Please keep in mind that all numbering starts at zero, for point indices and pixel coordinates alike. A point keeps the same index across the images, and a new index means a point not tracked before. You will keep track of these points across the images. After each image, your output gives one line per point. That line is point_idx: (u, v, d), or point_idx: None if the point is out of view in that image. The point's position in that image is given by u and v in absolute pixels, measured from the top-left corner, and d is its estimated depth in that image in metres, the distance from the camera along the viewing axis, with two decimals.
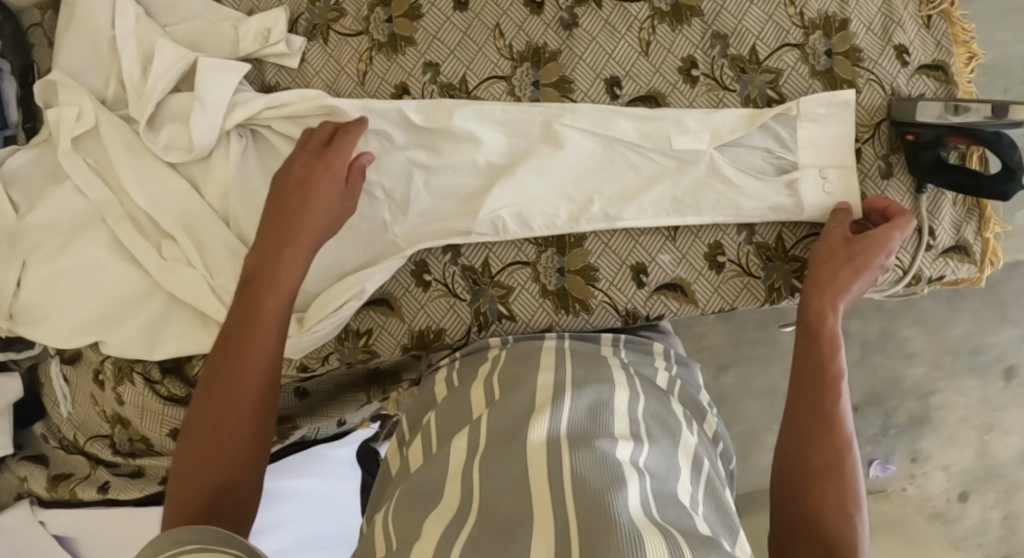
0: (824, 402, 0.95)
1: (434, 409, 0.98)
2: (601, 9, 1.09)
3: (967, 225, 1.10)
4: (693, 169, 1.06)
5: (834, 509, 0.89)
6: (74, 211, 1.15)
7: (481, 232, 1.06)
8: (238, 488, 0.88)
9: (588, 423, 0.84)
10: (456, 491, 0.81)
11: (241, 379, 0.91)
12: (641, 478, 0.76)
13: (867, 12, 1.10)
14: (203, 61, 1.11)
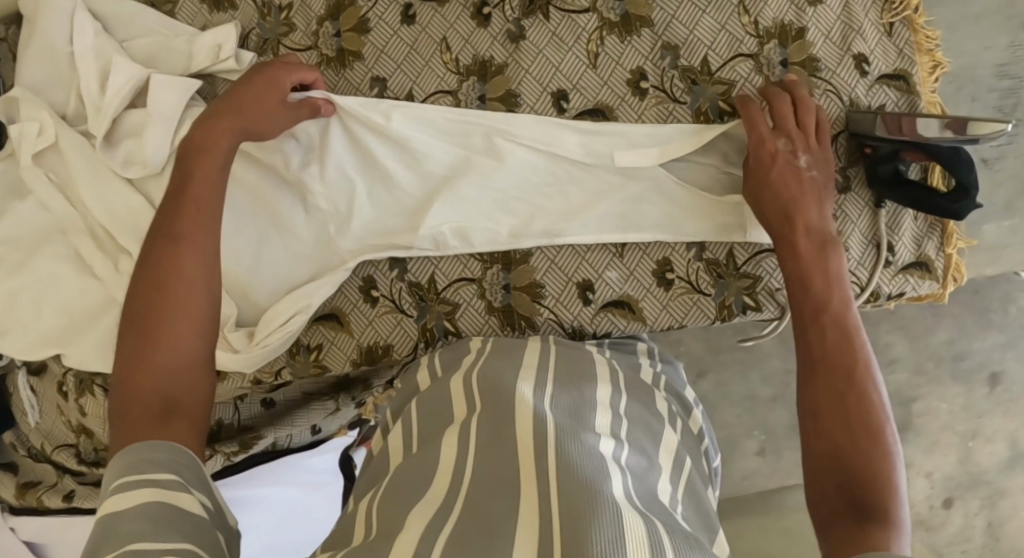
0: (826, 325, 0.92)
1: (415, 398, 1.00)
2: (548, 21, 1.08)
3: (929, 240, 1.06)
4: (637, 184, 1.04)
5: (883, 486, 0.80)
6: (38, 226, 1.19)
7: (423, 247, 1.07)
8: (182, 400, 0.87)
9: (571, 416, 0.86)
10: (389, 506, 0.80)
11: (177, 282, 0.92)
12: (623, 475, 0.79)
13: (825, 19, 1.07)
14: (156, 78, 1.14)
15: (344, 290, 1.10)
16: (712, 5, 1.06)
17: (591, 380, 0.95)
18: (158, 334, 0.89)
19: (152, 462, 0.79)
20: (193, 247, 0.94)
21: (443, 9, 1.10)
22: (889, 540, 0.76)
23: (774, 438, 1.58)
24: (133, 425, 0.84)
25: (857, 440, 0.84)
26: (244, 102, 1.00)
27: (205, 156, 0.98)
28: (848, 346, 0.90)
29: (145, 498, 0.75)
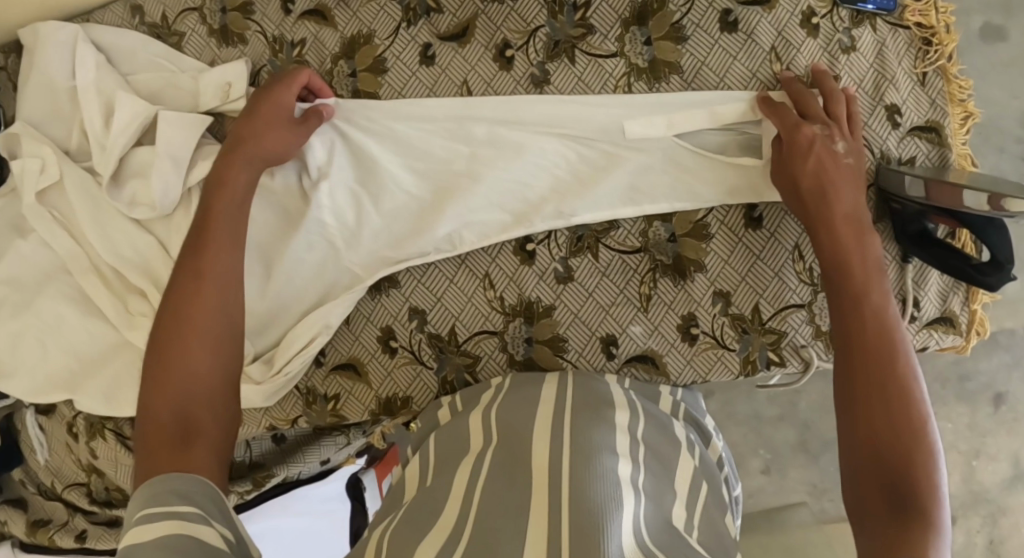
0: (865, 317, 0.88)
1: (435, 430, 1.01)
2: (574, 65, 1.04)
3: (954, 296, 1.06)
4: (650, 157, 1.02)
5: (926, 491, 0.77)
6: (40, 264, 1.15)
7: (439, 248, 1.06)
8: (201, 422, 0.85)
9: (586, 446, 0.87)
10: (398, 540, 0.80)
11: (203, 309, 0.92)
12: (636, 499, 0.82)
13: (857, 68, 1.04)
14: (162, 117, 1.10)
15: (362, 340, 1.09)
16: (744, 51, 1.03)
17: (610, 406, 0.96)
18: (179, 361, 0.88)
19: (178, 493, 0.74)
20: (213, 275, 0.95)
21: (463, 50, 1.07)
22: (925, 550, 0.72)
23: (780, 458, 1.57)
24: (150, 450, 0.81)
25: (899, 441, 0.80)
26: (260, 125, 1.00)
27: (224, 181, 0.99)
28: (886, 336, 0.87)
29: (163, 533, 0.70)
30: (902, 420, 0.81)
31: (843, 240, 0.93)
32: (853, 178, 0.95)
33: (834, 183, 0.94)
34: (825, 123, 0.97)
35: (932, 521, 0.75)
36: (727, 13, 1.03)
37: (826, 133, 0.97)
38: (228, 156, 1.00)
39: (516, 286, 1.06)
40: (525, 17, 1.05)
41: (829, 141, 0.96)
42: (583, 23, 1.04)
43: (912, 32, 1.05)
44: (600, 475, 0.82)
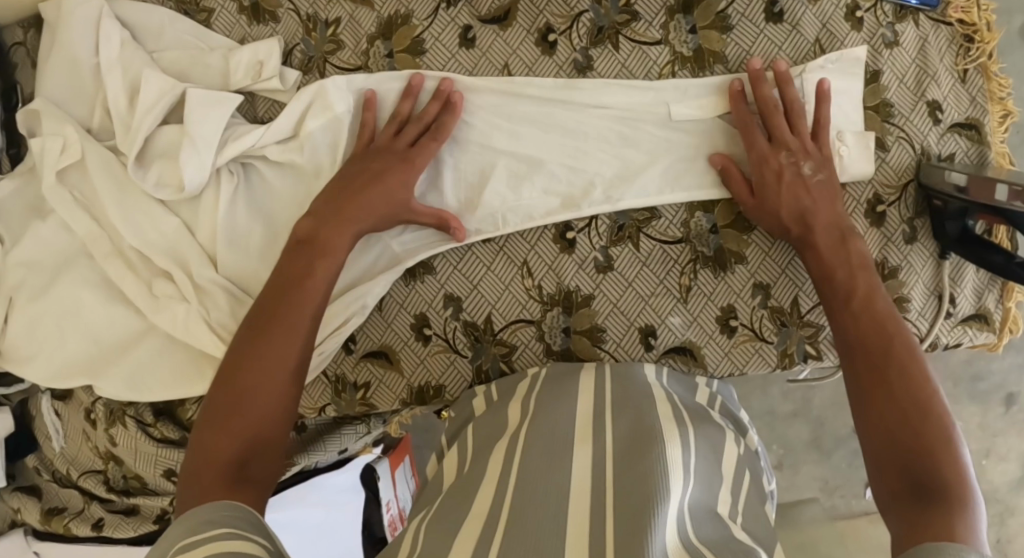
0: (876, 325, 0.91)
1: (471, 423, 1.00)
2: (617, 52, 1.05)
3: (988, 293, 1.06)
4: (694, 137, 1.03)
5: (951, 471, 0.77)
6: (61, 246, 1.13)
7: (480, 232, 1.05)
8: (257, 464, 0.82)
9: (632, 443, 0.87)
10: (432, 530, 0.80)
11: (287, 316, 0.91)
12: (684, 485, 0.80)
13: (900, 62, 1.05)
14: (191, 96, 1.08)
15: (394, 327, 1.07)
16: (790, 42, 1.04)
17: (649, 400, 0.95)
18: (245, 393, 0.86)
19: (212, 522, 0.71)
20: (296, 323, 0.91)
21: (505, 33, 1.06)
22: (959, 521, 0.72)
23: (792, 453, 1.56)
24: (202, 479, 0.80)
25: (920, 428, 0.81)
26: (383, 169, 1.00)
27: (322, 250, 0.97)
28: (892, 333, 0.89)
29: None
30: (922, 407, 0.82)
31: (836, 252, 0.96)
32: (827, 191, 0.98)
33: (811, 203, 0.98)
34: (791, 149, 0.98)
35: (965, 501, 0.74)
36: (773, 3, 1.04)
37: (789, 158, 0.98)
38: (330, 204, 0.99)
39: (555, 275, 1.05)
40: (568, 1, 1.05)
41: (794, 169, 0.98)
42: (628, 9, 1.05)
43: (954, 29, 1.05)
44: (645, 467, 0.81)
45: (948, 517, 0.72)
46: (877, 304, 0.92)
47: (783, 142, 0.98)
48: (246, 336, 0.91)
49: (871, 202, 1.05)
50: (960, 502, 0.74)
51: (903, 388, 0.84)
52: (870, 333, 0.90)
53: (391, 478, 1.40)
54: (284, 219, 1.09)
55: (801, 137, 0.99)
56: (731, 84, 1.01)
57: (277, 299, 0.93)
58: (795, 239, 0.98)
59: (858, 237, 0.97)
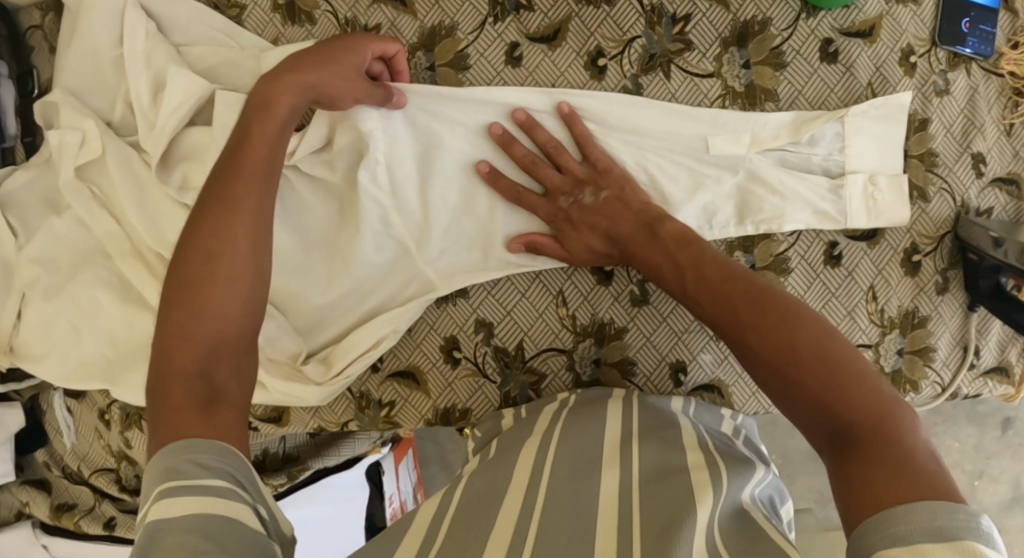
0: (731, 289, 0.84)
1: (498, 437, 0.99)
2: (669, 81, 1.03)
3: (1012, 346, 1.07)
4: (733, 177, 1.03)
5: (867, 400, 0.72)
6: (76, 244, 1.11)
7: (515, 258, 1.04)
8: (221, 381, 0.76)
9: (659, 471, 0.87)
10: (458, 535, 0.80)
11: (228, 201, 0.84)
12: (715, 505, 0.80)
13: (948, 112, 1.04)
14: (220, 98, 1.03)
15: (423, 348, 1.07)
16: (842, 84, 1.03)
17: (675, 429, 0.95)
18: (198, 307, 0.78)
19: (195, 463, 0.68)
20: (243, 209, 0.84)
21: (554, 53, 1.03)
22: (890, 460, 0.67)
23: (789, 464, 1.59)
24: (173, 413, 0.72)
25: (811, 367, 0.75)
26: (276, 83, 0.92)
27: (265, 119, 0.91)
28: (745, 289, 0.83)
29: (183, 513, 0.64)
30: (810, 350, 0.76)
31: (654, 248, 0.94)
32: (619, 204, 0.98)
33: (609, 223, 0.98)
34: (568, 188, 0.99)
35: (895, 429, 0.70)
36: (828, 42, 1.02)
37: (567, 200, 0.99)
38: (248, 122, 0.91)
39: (589, 306, 1.05)
40: (621, 25, 1.02)
41: (577, 206, 0.99)
42: (682, 38, 1.02)
43: (1004, 81, 1.04)
44: (671, 493, 0.82)
45: (877, 456, 0.68)
46: (711, 266, 0.88)
47: (555, 188, 0.99)
48: (174, 265, 0.82)
49: (908, 250, 1.05)
50: (892, 433, 0.70)
51: (777, 339, 0.78)
52: (720, 298, 0.84)
53: (395, 472, 1.46)
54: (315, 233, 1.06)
55: (570, 175, 1.00)
56: (479, 166, 1.01)
57: (213, 205, 0.84)
58: (620, 260, 0.99)
59: (667, 221, 0.95)
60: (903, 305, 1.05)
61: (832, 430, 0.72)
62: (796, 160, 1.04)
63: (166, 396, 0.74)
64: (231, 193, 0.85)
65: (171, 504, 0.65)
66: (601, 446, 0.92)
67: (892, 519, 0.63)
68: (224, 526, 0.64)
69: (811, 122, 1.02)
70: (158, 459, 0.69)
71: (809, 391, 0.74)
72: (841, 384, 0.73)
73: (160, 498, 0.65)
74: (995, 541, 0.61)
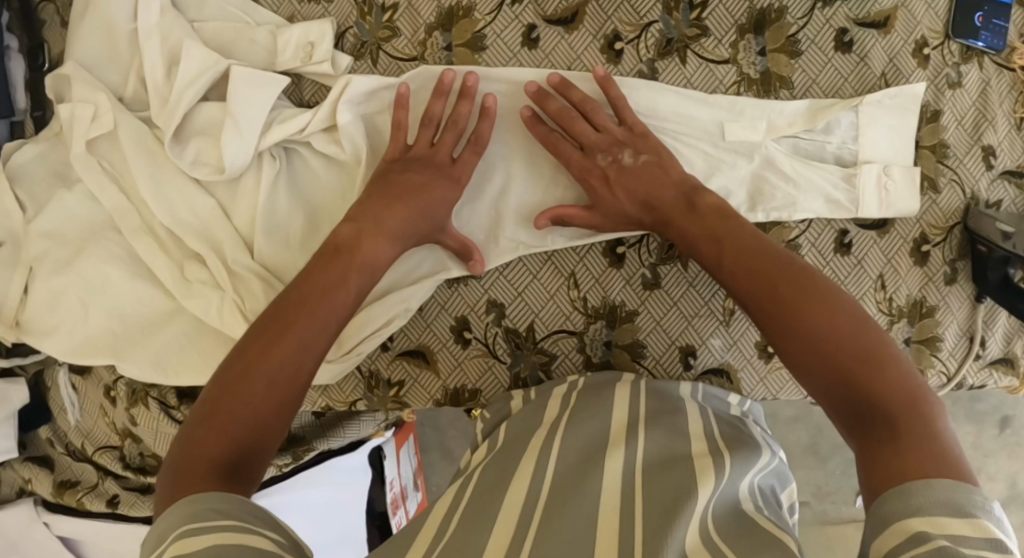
0: (770, 265, 0.86)
1: (505, 420, 1.00)
2: (684, 66, 1.03)
3: (1018, 338, 1.08)
4: (747, 163, 1.03)
5: (900, 386, 0.74)
6: (85, 218, 1.10)
7: (526, 238, 1.04)
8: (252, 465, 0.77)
9: (667, 456, 0.88)
10: (473, 519, 0.80)
11: (322, 292, 0.88)
12: (716, 491, 0.81)
13: (960, 104, 1.05)
14: (235, 74, 1.03)
15: (433, 328, 1.06)
16: (856, 74, 1.04)
17: (682, 414, 0.96)
18: (254, 382, 0.80)
19: (212, 510, 0.70)
20: (334, 302, 0.88)
21: (570, 36, 1.03)
22: (921, 442, 0.69)
23: (791, 457, 1.60)
24: (195, 472, 0.75)
25: (842, 345, 0.77)
26: (430, 184, 0.99)
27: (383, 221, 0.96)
28: (785, 267, 0.85)
29: (206, 545, 0.67)
30: (847, 333, 0.78)
31: (691, 221, 0.94)
32: (658, 167, 0.97)
33: (649, 188, 0.97)
34: (605, 148, 0.99)
35: (928, 417, 0.71)
36: (844, 32, 1.03)
37: (604, 158, 0.99)
38: (372, 213, 0.96)
39: (601, 289, 1.05)
40: (638, 10, 1.03)
41: (615, 164, 0.98)
42: (699, 24, 1.03)
43: (1016, 75, 1.05)
44: (678, 478, 0.83)
45: (902, 437, 0.70)
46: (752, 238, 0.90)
47: (593, 146, 0.99)
48: (255, 333, 0.84)
49: (918, 241, 1.06)
50: (922, 420, 0.71)
51: (820, 319, 0.79)
52: (755, 274, 0.86)
53: (397, 457, 1.46)
54: (327, 211, 1.07)
55: (608, 133, 0.99)
56: (521, 110, 1.00)
57: (309, 289, 0.88)
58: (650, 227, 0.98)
59: (706, 192, 0.95)
60: (912, 295, 1.06)
61: (857, 408, 0.74)
62: (810, 147, 1.05)
63: (198, 446, 0.77)
64: (323, 280, 0.90)
65: (195, 541, 0.67)
66: (607, 431, 0.93)
67: (913, 495, 0.64)
68: (254, 556, 0.66)
69: (826, 111, 1.02)
70: (175, 507, 0.71)
71: (845, 371, 0.76)
72: (876, 369, 0.75)
73: (183, 537, 0.68)
74: (1003, 525, 0.63)
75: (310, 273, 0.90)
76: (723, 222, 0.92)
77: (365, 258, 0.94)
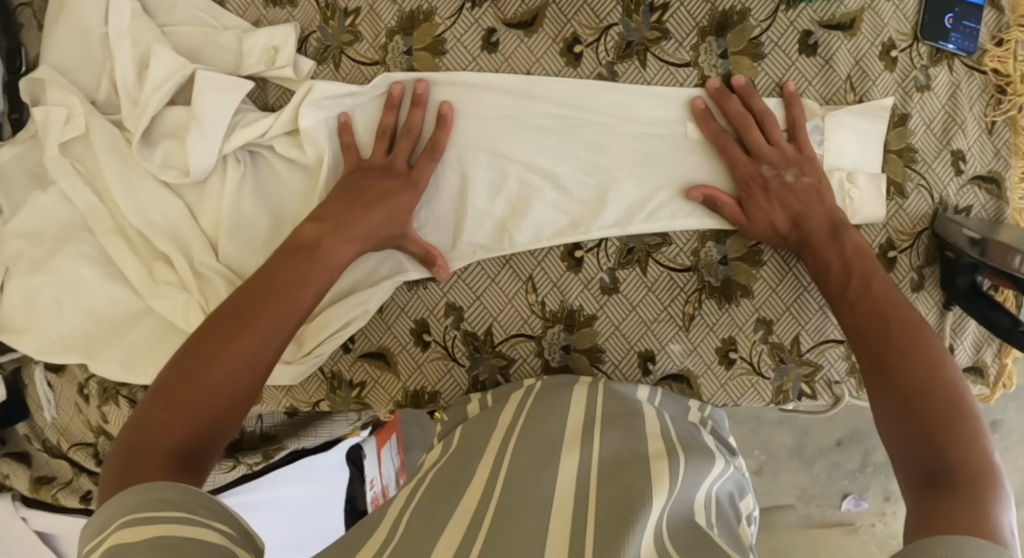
0: (891, 317, 0.89)
1: (463, 424, 1.00)
2: (644, 69, 1.03)
3: (987, 347, 1.06)
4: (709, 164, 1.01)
5: (972, 454, 0.74)
6: (59, 219, 1.12)
7: (481, 240, 1.04)
8: (206, 455, 0.78)
9: (620, 457, 0.87)
10: (421, 519, 0.80)
11: (287, 289, 0.90)
12: (668, 498, 0.80)
13: (929, 107, 1.03)
14: (201, 77, 1.04)
15: (393, 330, 1.07)
16: (820, 77, 1.02)
17: (639, 418, 0.96)
18: (207, 373, 0.81)
19: (159, 499, 0.70)
20: (294, 297, 0.90)
21: (530, 39, 1.03)
22: (977, 507, 0.69)
23: (773, 460, 1.58)
24: (144, 461, 0.75)
25: (937, 414, 0.79)
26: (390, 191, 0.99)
27: (346, 223, 0.97)
28: (896, 320, 0.88)
29: (147, 535, 0.66)
30: (938, 396, 0.80)
31: (831, 249, 0.95)
32: (815, 194, 0.97)
33: (802, 208, 0.97)
34: (772, 163, 0.97)
35: (989, 485, 0.72)
36: (808, 34, 1.01)
37: (770, 169, 0.98)
38: (337, 216, 0.97)
39: (560, 293, 1.05)
40: (598, 12, 1.02)
41: (776, 180, 0.97)
42: (660, 27, 1.02)
43: (988, 78, 1.03)
44: (632, 477, 0.82)
45: (964, 503, 0.70)
46: (876, 289, 0.92)
47: (762, 156, 0.98)
48: (218, 324, 0.86)
49: (883, 247, 1.04)
50: (983, 486, 0.71)
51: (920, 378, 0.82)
52: (875, 322, 0.89)
53: (377, 456, 1.47)
54: (290, 213, 1.07)
55: (778, 148, 0.98)
56: (696, 101, 1.00)
57: (271, 285, 0.90)
58: (793, 246, 0.98)
59: (854, 229, 0.96)
60: None
61: (932, 471, 0.75)
62: None
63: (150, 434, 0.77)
64: (286, 273, 0.92)
65: (137, 531, 0.67)
66: (563, 432, 0.93)
67: (937, 543, 0.63)
68: (191, 543, 0.66)
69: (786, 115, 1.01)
70: (118, 496, 0.71)
71: (927, 427, 0.78)
72: (953, 434, 0.76)
73: (125, 527, 0.67)
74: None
75: (276, 266, 0.92)
76: (862, 261, 0.94)
77: (326, 258, 0.94)
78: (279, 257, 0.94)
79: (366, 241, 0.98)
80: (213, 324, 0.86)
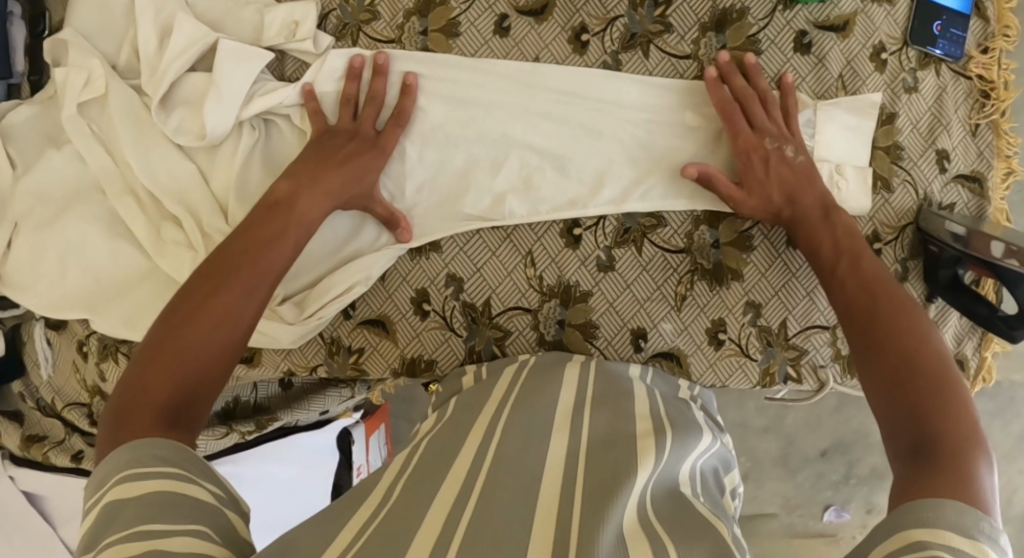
0: (877, 295, 0.92)
1: (457, 394, 1.03)
2: (647, 59, 1.07)
3: (968, 340, 1.10)
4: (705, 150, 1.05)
5: (956, 420, 0.76)
6: (71, 179, 1.15)
7: (483, 213, 1.08)
8: (197, 409, 0.79)
9: (609, 432, 0.89)
10: (420, 472, 0.82)
11: (265, 249, 0.92)
12: (653, 471, 0.81)
13: (916, 108, 1.08)
14: (222, 46, 1.08)
15: (394, 298, 1.10)
16: (813, 74, 1.07)
17: (629, 397, 0.98)
18: (189, 328, 0.83)
19: (154, 456, 0.71)
20: (271, 257, 0.92)
21: (540, 26, 1.08)
22: (959, 467, 0.71)
23: (759, 467, 1.59)
24: (136, 415, 0.76)
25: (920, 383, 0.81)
26: (356, 156, 1.03)
27: (318, 181, 1.00)
28: (882, 297, 0.91)
29: (148, 492, 0.68)
30: (922, 366, 0.82)
31: (824, 230, 1.00)
32: (810, 174, 1.02)
33: (796, 187, 1.01)
34: (774, 136, 1.02)
35: (973, 448, 0.73)
36: (803, 34, 1.07)
37: (772, 143, 1.01)
38: (305, 178, 1.00)
39: (557, 268, 1.09)
40: (606, 4, 1.08)
41: (778, 153, 1.01)
42: (663, 20, 1.07)
43: (973, 83, 1.09)
44: (622, 449, 0.84)
45: (946, 464, 0.71)
46: (866, 269, 0.95)
47: (766, 129, 1.02)
48: (201, 282, 0.87)
49: (870, 238, 1.08)
50: (966, 449, 0.73)
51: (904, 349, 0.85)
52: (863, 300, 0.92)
53: (366, 443, 1.48)
54: None
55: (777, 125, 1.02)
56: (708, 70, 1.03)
57: (252, 244, 0.93)
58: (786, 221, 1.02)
59: (843, 211, 1.00)
60: None
61: (918, 436, 0.76)
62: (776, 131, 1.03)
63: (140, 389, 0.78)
64: (264, 234, 0.94)
65: (137, 488, 0.68)
66: (556, 406, 0.95)
67: (924, 508, 0.65)
68: (193, 504, 0.68)
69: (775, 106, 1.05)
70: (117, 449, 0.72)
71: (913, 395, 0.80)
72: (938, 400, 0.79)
73: (123, 482, 0.68)
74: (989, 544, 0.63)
75: (254, 226, 0.95)
76: (851, 243, 0.98)
77: (294, 221, 0.97)
78: (256, 218, 0.96)
79: (332, 202, 1.00)
80: (191, 283, 0.87)
